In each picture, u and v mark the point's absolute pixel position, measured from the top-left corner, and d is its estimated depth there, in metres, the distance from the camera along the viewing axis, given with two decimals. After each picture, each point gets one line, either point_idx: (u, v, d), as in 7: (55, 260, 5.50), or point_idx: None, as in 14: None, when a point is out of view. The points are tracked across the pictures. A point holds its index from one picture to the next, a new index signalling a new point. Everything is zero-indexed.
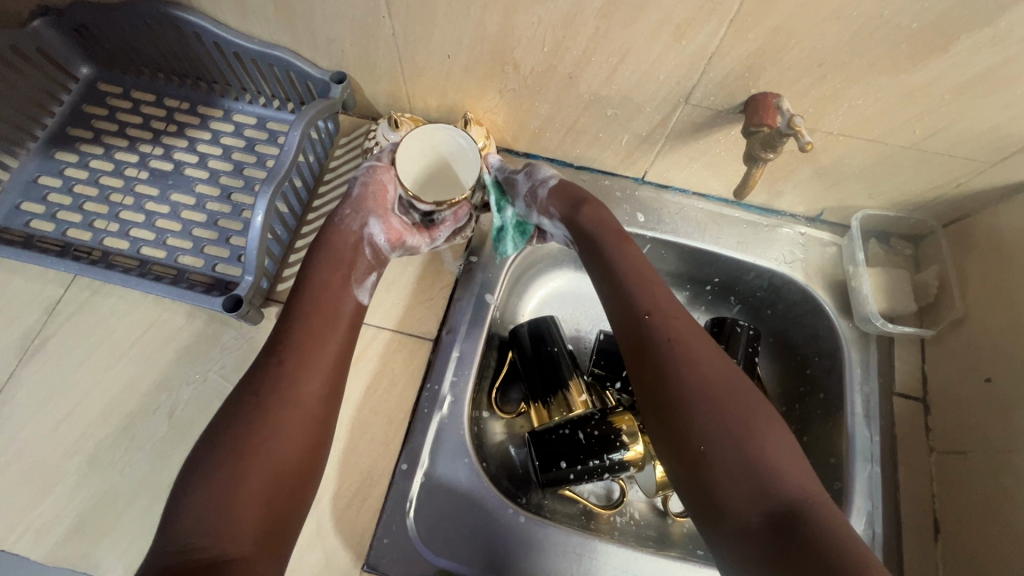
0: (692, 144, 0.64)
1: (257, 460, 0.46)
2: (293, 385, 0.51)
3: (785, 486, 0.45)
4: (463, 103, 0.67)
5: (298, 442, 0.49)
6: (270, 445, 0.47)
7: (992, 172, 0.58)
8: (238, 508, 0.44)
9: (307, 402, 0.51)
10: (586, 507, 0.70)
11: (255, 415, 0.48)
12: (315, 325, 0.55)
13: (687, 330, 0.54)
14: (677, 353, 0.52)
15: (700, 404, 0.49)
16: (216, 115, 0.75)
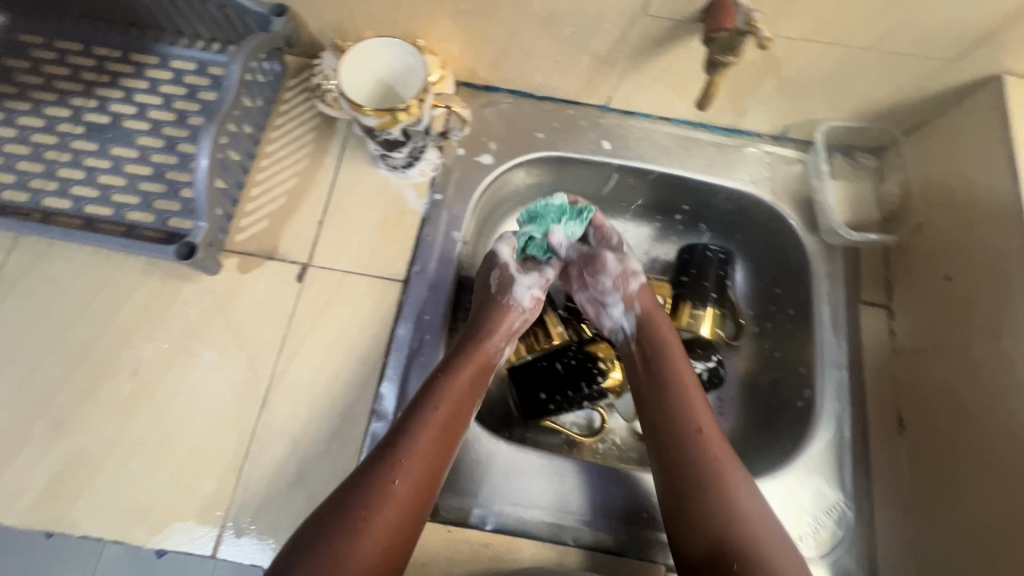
0: (654, 62, 0.62)
1: (372, 517, 0.47)
2: (413, 449, 0.52)
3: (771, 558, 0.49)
4: (415, 32, 0.64)
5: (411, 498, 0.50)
6: (387, 509, 0.48)
7: (951, 71, 0.58)
8: (351, 562, 0.45)
9: (417, 460, 0.51)
10: (569, 436, 0.71)
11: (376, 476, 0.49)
12: (447, 378, 0.57)
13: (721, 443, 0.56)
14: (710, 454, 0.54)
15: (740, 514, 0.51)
16: (151, 62, 0.70)
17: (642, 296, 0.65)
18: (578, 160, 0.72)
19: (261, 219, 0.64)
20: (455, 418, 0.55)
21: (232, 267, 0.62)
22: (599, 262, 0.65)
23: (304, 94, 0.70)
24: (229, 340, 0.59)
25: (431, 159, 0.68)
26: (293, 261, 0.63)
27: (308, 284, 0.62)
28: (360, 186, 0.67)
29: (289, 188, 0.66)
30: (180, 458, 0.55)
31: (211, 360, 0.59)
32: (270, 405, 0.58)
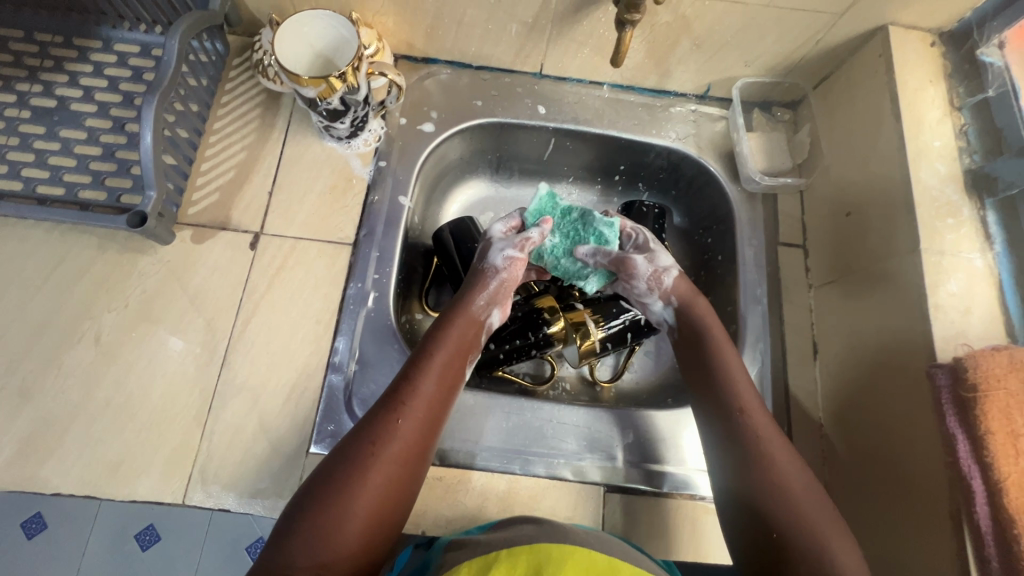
0: (576, 26, 0.67)
1: (376, 475, 0.47)
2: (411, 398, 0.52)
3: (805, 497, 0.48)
4: (350, 6, 0.67)
5: (413, 463, 0.50)
6: (388, 467, 0.48)
7: (842, 24, 0.63)
8: (354, 513, 0.45)
9: (418, 424, 0.51)
10: (522, 386, 0.76)
11: (377, 433, 0.49)
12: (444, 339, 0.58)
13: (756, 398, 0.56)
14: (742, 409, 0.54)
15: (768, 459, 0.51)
16: (95, 46, 0.72)
17: (680, 287, 0.65)
18: (517, 125, 0.76)
19: (213, 192, 0.67)
20: (448, 385, 0.55)
21: (186, 238, 0.65)
22: (630, 266, 0.65)
23: (247, 72, 0.72)
24: (186, 306, 0.62)
25: (375, 128, 0.71)
26: (245, 230, 0.66)
27: (261, 251, 0.66)
28: (307, 157, 0.70)
29: (238, 162, 0.69)
30: (146, 417, 0.58)
31: (170, 326, 0.62)
32: (230, 364, 0.61)
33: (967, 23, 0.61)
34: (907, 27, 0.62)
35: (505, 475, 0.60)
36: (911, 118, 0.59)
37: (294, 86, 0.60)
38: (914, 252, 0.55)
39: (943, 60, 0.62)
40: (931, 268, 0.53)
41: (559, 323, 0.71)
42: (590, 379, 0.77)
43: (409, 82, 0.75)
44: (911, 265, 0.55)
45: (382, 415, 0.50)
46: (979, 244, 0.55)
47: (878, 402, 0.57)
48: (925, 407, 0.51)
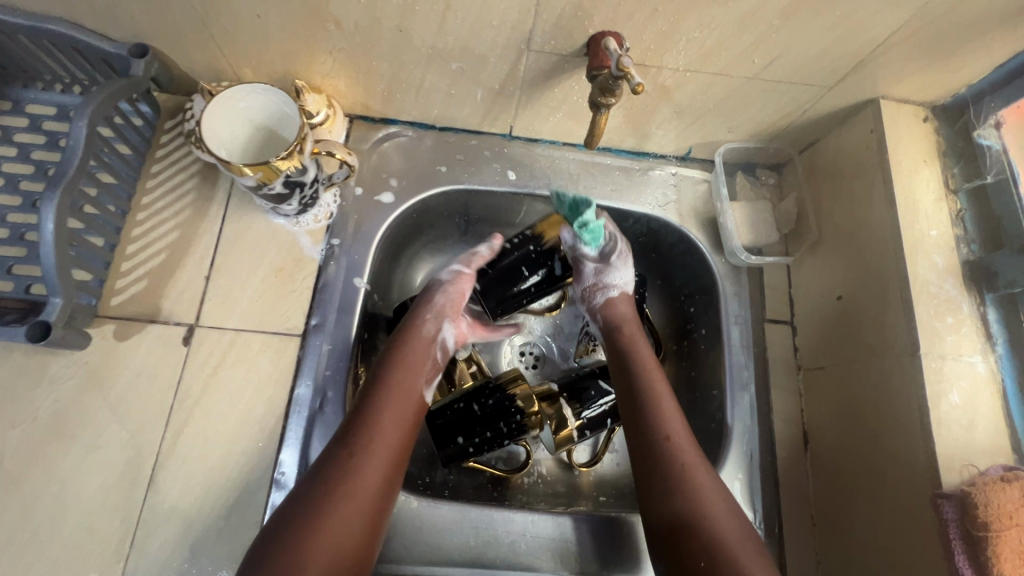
0: (547, 93, 0.61)
1: (336, 514, 0.46)
2: (374, 433, 0.51)
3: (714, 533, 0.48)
4: (295, 70, 0.60)
5: (375, 495, 0.49)
6: (351, 503, 0.47)
7: (831, 96, 0.59)
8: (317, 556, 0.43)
9: (383, 453, 0.51)
10: (494, 475, 0.69)
11: (335, 472, 0.48)
12: (401, 371, 0.58)
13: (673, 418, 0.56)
14: (663, 432, 0.55)
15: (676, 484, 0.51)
16: (3, 108, 0.63)
17: (613, 309, 0.66)
18: (485, 192, 0.70)
19: (140, 279, 0.59)
20: (408, 414, 0.55)
21: (109, 335, 0.57)
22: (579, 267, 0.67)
23: (181, 138, 0.65)
24: (108, 417, 0.55)
25: (329, 201, 0.64)
26: (178, 323, 0.59)
27: (197, 347, 0.58)
28: (250, 235, 0.63)
29: (170, 242, 0.61)
30: (58, 553, 0.51)
31: (88, 441, 0.54)
32: (158, 484, 0.53)
33: (960, 98, 0.57)
34: (899, 100, 0.58)
35: None
36: (906, 204, 0.55)
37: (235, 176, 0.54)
38: (913, 355, 0.50)
39: (936, 136, 0.58)
40: (932, 376, 0.49)
41: (534, 410, 0.66)
42: (567, 462, 0.71)
43: (366, 145, 0.68)
44: (910, 371, 0.50)
45: (338, 452, 0.50)
46: (980, 346, 0.51)
47: (874, 514, 0.53)
48: (926, 533, 0.47)
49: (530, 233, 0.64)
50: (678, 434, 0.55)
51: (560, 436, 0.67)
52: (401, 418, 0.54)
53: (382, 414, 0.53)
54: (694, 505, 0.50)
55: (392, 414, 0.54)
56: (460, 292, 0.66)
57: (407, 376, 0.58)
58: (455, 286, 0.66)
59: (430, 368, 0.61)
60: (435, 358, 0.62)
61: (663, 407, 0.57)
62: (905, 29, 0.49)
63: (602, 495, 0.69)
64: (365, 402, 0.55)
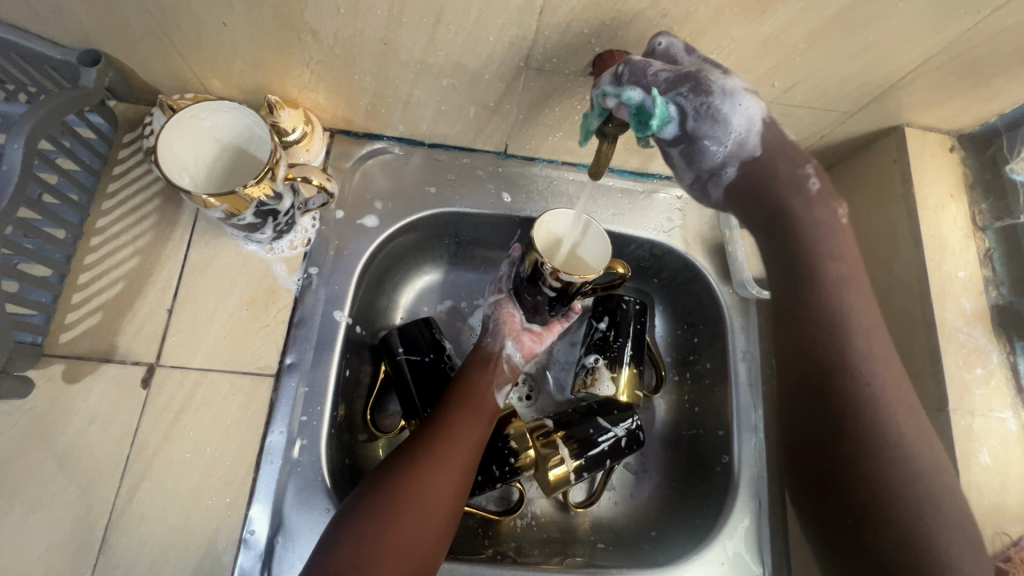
0: (547, 111, 0.56)
1: (397, 531, 0.47)
2: (438, 457, 0.52)
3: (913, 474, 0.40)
4: (268, 83, 0.54)
5: (441, 518, 0.49)
6: (412, 520, 0.48)
7: (853, 121, 0.55)
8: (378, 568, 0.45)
9: (450, 487, 0.51)
10: (484, 517, 0.64)
11: (396, 489, 0.49)
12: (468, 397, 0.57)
13: (867, 345, 0.43)
14: (846, 370, 0.42)
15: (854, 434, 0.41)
16: None
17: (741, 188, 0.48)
18: (477, 214, 0.65)
19: (94, 312, 0.53)
20: (474, 440, 0.54)
21: (56, 376, 0.51)
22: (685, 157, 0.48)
23: (141, 153, 0.58)
24: (55, 471, 0.49)
25: (307, 225, 0.59)
26: (136, 362, 0.53)
27: (156, 390, 0.52)
28: (219, 263, 0.57)
29: (128, 270, 0.55)
30: None
31: (31, 499, 0.48)
32: (111, 547, 0.48)
33: (990, 127, 0.54)
34: (925, 128, 0.54)
35: None
36: (933, 242, 0.51)
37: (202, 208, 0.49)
38: (941, 411, 0.47)
39: (963, 168, 0.54)
40: (961, 434, 0.46)
41: (528, 452, 0.61)
42: (563, 503, 0.66)
43: (348, 162, 0.62)
44: (937, 428, 0.47)
45: (401, 470, 0.51)
46: (1010, 399, 0.47)
47: None
48: None
49: (529, 271, 0.58)
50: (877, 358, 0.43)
51: (555, 479, 0.62)
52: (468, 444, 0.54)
53: (451, 438, 0.53)
54: (860, 456, 0.41)
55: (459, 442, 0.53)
56: (508, 315, 0.65)
57: (473, 401, 0.57)
58: (498, 314, 0.65)
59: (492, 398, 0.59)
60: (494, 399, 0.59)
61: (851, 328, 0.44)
62: (941, 56, 0.45)
63: (600, 541, 0.64)
64: (434, 423, 0.55)
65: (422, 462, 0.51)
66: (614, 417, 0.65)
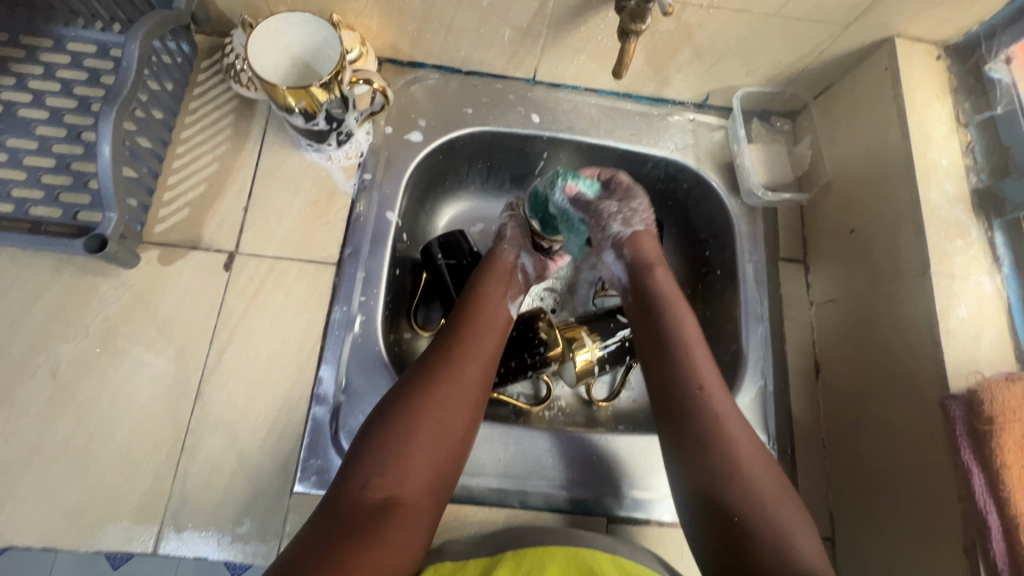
0: (574, 32, 0.63)
1: (407, 441, 0.51)
2: (454, 372, 0.55)
3: (755, 480, 0.50)
4: (330, 7, 0.62)
5: (459, 422, 0.53)
6: (421, 433, 0.51)
7: (848, 35, 0.61)
8: (406, 469, 0.50)
9: (463, 396, 0.54)
10: (517, 407, 0.71)
11: (410, 399, 0.53)
12: (478, 322, 0.61)
13: (726, 407, 0.54)
14: (719, 429, 0.53)
15: (732, 460, 0.51)
16: (45, 46, 0.65)
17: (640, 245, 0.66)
18: (509, 134, 0.72)
19: (181, 209, 0.62)
20: (480, 361, 0.58)
21: (153, 259, 0.60)
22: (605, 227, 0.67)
23: (217, 76, 0.67)
24: (155, 335, 0.57)
25: (362, 138, 0.67)
26: (219, 249, 0.61)
27: (237, 273, 0.61)
28: (286, 170, 0.65)
29: (209, 174, 0.64)
30: (111, 460, 0.53)
31: (137, 356, 0.57)
32: (203, 398, 0.56)
33: (973, 36, 0.60)
34: (913, 39, 0.61)
35: (497, 507, 0.58)
36: (919, 135, 0.57)
37: (283, 112, 0.59)
38: (924, 275, 0.53)
39: (949, 74, 0.60)
40: (941, 292, 0.52)
41: (557, 344, 0.68)
42: (587, 398, 0.73)
43: (395, 87, 0.70)
44: (921, 288, 0.53)
45: (414, 383, 0.54)
46: (987, 266, 0.54)
47: (886, 429, 0.56)
48: (938, 436, 0.50)
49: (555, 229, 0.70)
50: (758, 464, 0.52)
51: (581, 368, 0.69)
52: (482, 363, 0.57)
53: (457, 359, 0.56)
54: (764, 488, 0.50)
55: (466, 363, 0.56)
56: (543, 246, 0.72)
57: (482, 326, 0.61)
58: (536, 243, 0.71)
59: (502, 318, 0.63)
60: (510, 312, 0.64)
61: (743, 456, 0.51)
62: None
63: (620, 424, 0.72)
64: (450, 339, 0.59)
65: (436, 376, 0.55)
66: None
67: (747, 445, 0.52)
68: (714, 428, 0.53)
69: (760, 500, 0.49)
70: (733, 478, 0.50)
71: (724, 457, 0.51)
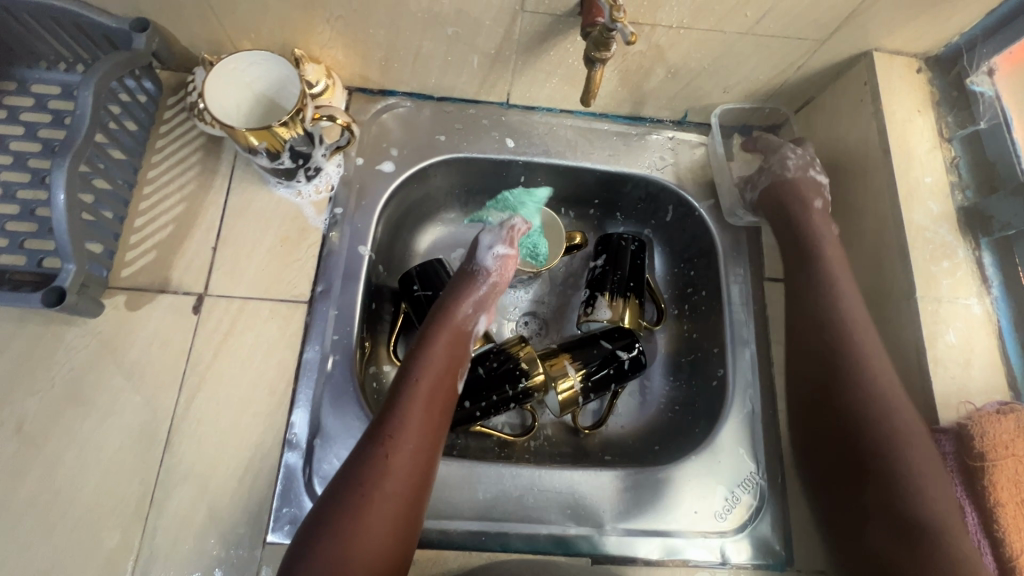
0: (543, 56, 0.62)
1: (367, 516, 0.48)
2: (400, 424, 0.52)
3: (935, 516, 0.47)
4: (293, 40, 0.61)
5: (410, 476, 0.51)
6: (380, 506, 0.49)
7: (825, 50, 0.59)
8: (358, 539, 0.47)
9: (411, 449, 0.51)
10: (501, 438, 0.69)
11: (368, 472, 0.50)
12: (427, 361, 0.57)
13: (927, 456, 0.48)
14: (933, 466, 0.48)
15: (920, 517, 0.47)
16: (8, 89, 0.64)
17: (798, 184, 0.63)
18: (484, 160, 0.70)
19: (148, 251, 0.60)
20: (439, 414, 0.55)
21: (120, 305, 0.58)
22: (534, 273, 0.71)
23: (183, 113, 0.66)
24: (122, 384, 0.56)
25: (332, 171, 0.66)
26: (187, 292, 0.60)
27: (206, 316, 0.59)
28: (255, 206, 0.64)
29: (177, 214, 0.62)
30: (78, 517, 0.52)
31: (105, 407, 0.55)
32: (173, 448, 0.55)
33: (953, 48, 0.58)
34: (892, 52, 0.59)
35: (477, 551, 0.56)
36: (901, 153, 0.56)
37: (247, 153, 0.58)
38: (909, 299, 0.52)
39: (930, 87, 0.59)
40: (928, 317, 0.50)
41: (539, 373, 0.65)
42: (573, 426, 0.70)
43: (366, 116, 0.69)
44: (907, 313, 0.52)
45: (371, 450, 0.51)
46: (975, 288, 0.52)
47: None
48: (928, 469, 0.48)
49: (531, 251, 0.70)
50: (944, 505, 0.47)
51: (564, 398, 0.66)
52: (429, 408, 0.54)
53: (414, 414, 0.53)
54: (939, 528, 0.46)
55: (424, 417, 0.54)
56: (508, 271, 0.64)
57: (440, 372, 0.57)
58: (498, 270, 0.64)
59: (461, 358, 0.60)
60: (468, 348, 0.61)
61: (920, 464, 0.48)
62: None
63: (608, 455, 0.68)
64: (397, 387, 0.56)
65: (382, 432, 0.52)
66: (616, 340, 0.69)
67: (938, 491, 0.47)
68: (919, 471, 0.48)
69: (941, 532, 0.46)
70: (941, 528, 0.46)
71: (902, 501, 0.48)
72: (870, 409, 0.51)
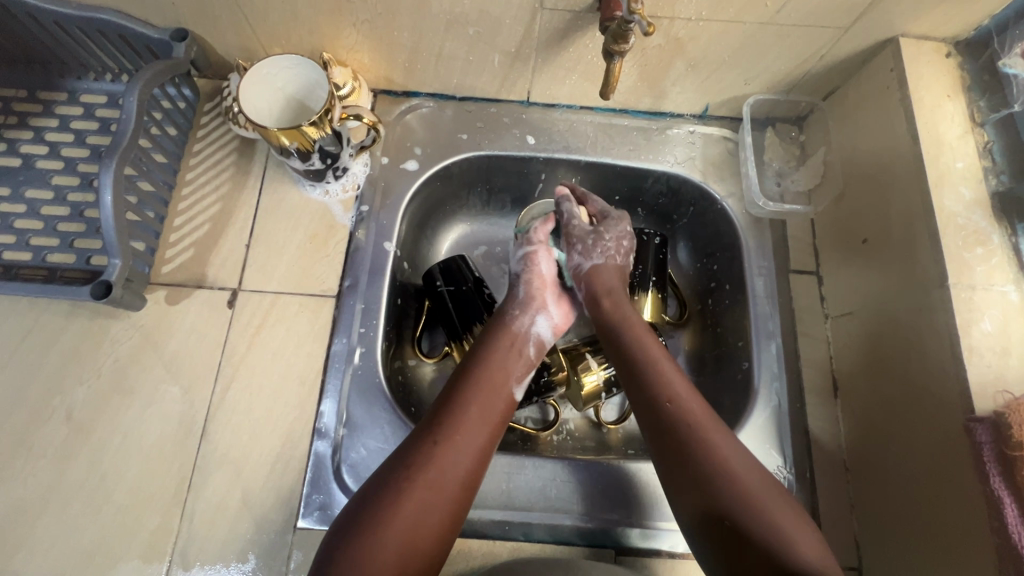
0: (562, 53, 0.63)
1: (411, 500, 0.47)
2: (461, 421, 0.52)
3: (947, 490, 0.48)
4: (321, 45, 0.63)
5: (464, 474, 0.50)
6: (426, 493, 0.47)
7: (849, 37, 0.59)
8: (399, 521, 0.46)
9: (469, 444, 0.51)
10: (524, 432, 0.69)
11: (419, 457, 0.49)
12: (494, 362, 0.58)
13: (925, 383, 0.51)
14: (937, 466, 0.49)
15: (941, 495, 0.49)
16: (60, 99, 0.68)
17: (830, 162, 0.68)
18: (505, 157, 0.72)
19: (187, 249, 0.63)
20: (495, 414, 0.54)
21: (160, 300, 0.61)
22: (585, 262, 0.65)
23: (219, 118, 0.69)
24: (163, 374, 0.59)
25: (359, 170, 0.68)
26: (222, 287, 0.63)
27: (240, 309, 0.62)
28: (286, 205, 0.67)
29: (213, 214, 0.65)
30: (122, 500, 0.54)
31: (147, 396, 0.58)
32: (209, 435, 0.57)
33: (984, 31, 0.57)
34: (919, 38, 0.58)
35: (500, 538, 0.57)
36: (930, 138, 0.55)
37: (279, 155, 0.61)
38: (941, 287, 0.50)
39: (960, 72, 0.57)
40: (961, 305, 0.49)
41: (561, 368, 0.66)
42: (596, 421, 0.71)
43: (390, 117, 0.71)
44: (939, 301, 0.50)
45: (423, 438, 0.50)
46: (1012, 275, 0.50)
47: (907, 450, 0.53)
48: (961, 457, 0.47)
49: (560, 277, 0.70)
50: (947, 444, 0.48)
51: (588, 391, 0.66)
52: (489, 409, 0.54)
53: (470, 410, 0.53)
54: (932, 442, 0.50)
55: (479, 412, 0.53)
56: (545, 264, 0.66)
57: (498, 375, 0.57)
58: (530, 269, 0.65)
59: (521, 365, 0.59)
60: (527, 354, 0.60)
61: (922, 398, 0.51)
62: None
63: (631, 449, 0.69)
64: (460, 382, 0.56)
65: (443, 423, 0.51)
66: None
67: (936, 419, 0.50)
68: (919, 451, 0.51)
69: (933, 458, 0.50)
70: (944, 474, 0.49)
71: (928, 478, 0.50)
72: (894, 425, 0.54)
